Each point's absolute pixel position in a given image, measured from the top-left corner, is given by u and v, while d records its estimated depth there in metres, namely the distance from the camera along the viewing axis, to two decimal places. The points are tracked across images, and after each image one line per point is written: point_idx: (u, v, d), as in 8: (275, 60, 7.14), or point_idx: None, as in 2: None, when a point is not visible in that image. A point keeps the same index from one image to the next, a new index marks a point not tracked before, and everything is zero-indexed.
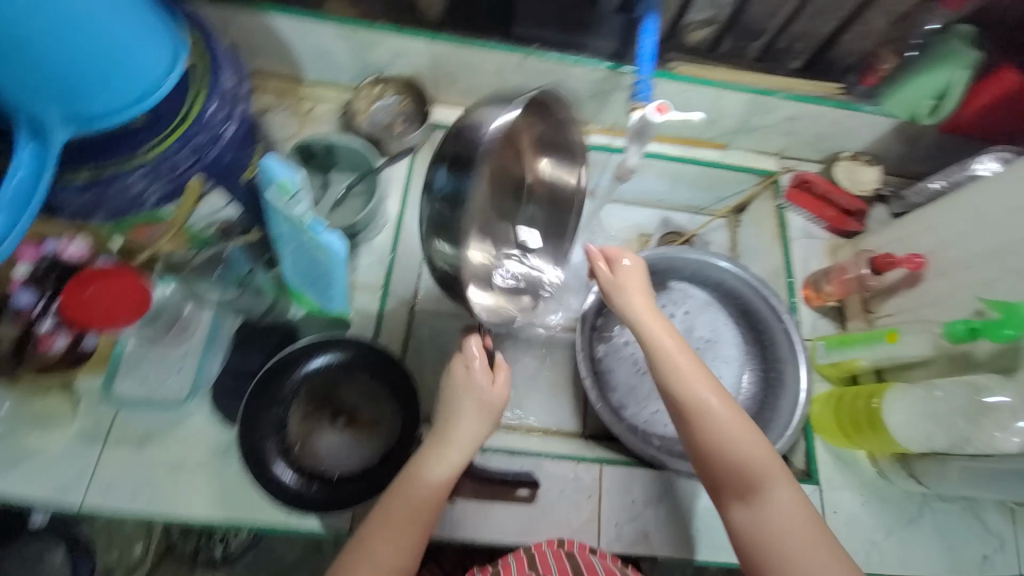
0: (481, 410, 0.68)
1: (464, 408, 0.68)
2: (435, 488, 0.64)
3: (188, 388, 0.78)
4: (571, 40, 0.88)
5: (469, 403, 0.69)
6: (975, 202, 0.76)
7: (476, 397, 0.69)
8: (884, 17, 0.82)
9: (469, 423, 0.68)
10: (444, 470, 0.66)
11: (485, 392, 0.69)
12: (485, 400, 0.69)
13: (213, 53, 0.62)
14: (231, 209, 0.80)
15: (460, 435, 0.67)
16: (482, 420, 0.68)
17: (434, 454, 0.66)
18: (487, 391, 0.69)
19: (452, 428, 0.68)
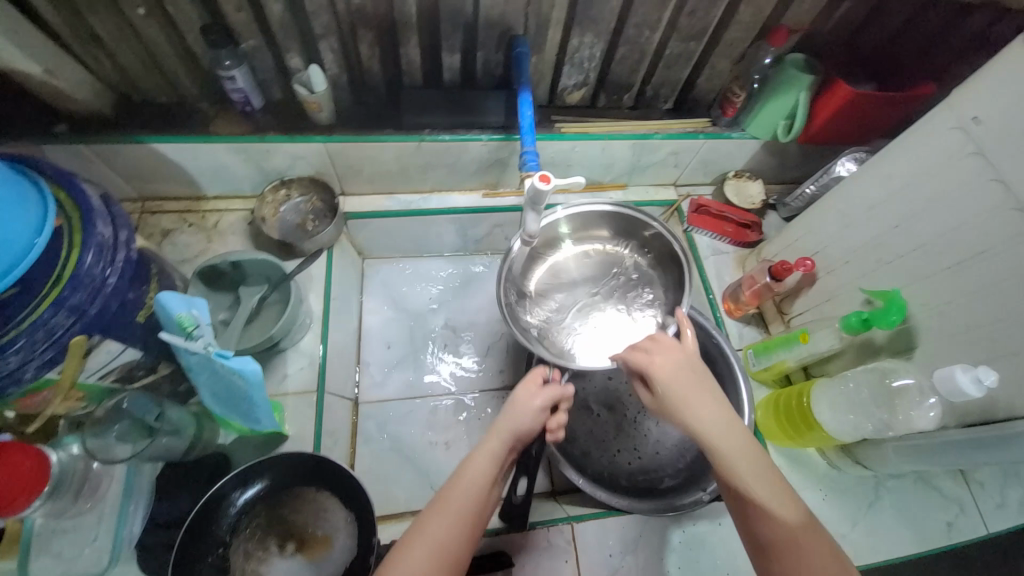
0: (528, 410, 0.66)
1: (510, 410, 0.66)
2: (483, 481, 0.60)
3: (108, 554, 0.72)
4: (460, 119, 0.93)
5: (516, 404, 0.66)
6: (838, 206, 0.86)
7: (526, 398, 0.67)
8: (727, 60, 0.93)
9: (513, 421, 0.65)
10: (490, 465, 0.61)
11: (534, 394, 0.68)
12: (532, 402, 0.67)
13: (84, 207, 0.61)
14: (129, 354, 0.68)
15: (506, 426, 0.64)
16: (529, 419, 0.65)
17: (480, 449, 0.62)
18: (535, 395, 0.67)
19: (498, 425, 0.65)
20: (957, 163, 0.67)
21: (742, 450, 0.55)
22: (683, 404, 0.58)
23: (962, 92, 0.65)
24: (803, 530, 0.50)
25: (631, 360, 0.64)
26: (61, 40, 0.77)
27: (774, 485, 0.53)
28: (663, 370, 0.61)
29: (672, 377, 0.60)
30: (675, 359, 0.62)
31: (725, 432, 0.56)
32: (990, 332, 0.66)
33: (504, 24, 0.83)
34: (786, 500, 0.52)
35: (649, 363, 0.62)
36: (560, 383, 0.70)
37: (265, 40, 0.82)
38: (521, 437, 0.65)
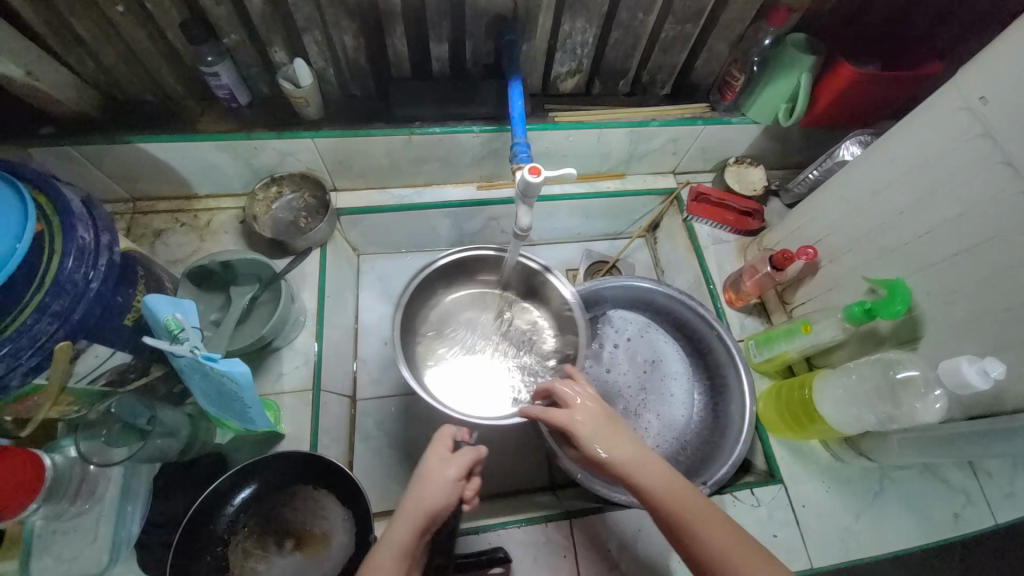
0: (438, 487, 0.58)
1: (418, 489, 0.58)
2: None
3: (107, 554, 0.72)
4: (451, 110, 0.91)
5: (427, 479, 0.59)
6: (841, 192, 0.83)
7: (436, 471, 0.60)
8: (725, 43, 0.90)
9: (422, 502, 0.57)
10: (396, 563, 0.54)
11: (445, 464, 0.60)
12: (444, 476, 0.59)
13: (64, 212, 0.60)
14: (116, 357, 0.69)
15: (415, 507, 0.57)
16: (440, 497, 0.58)
17: (387, 541, 0.55)
18: (447, 465, 0.60)
19: (406, 507, 0.57)
20: (964, 145, 0.64)
21: (665, 492, 0.55)
22: (608, 452, 0.58)
23: (970, 71, 0.62)
24: (737, 547, 0.51)
25: (550, 421, 0.63)
26: (42, 41, 0.76)
27: (700, 512, 0.54)
28: (584, 426, 0.60)
29: (595, 426, 0.60)
30: (591, 410, 0.62)
31: (646, 472, 0.56)
32: (998, 322, 0.64)
33: (493, 11, 0.80)
34: (714, 526, 0.53)
35: (570, 421, 0.61)
36: (473, 448, 0.62)
37: (248, 35, 0.80)
38: (433, 519, 0.57)
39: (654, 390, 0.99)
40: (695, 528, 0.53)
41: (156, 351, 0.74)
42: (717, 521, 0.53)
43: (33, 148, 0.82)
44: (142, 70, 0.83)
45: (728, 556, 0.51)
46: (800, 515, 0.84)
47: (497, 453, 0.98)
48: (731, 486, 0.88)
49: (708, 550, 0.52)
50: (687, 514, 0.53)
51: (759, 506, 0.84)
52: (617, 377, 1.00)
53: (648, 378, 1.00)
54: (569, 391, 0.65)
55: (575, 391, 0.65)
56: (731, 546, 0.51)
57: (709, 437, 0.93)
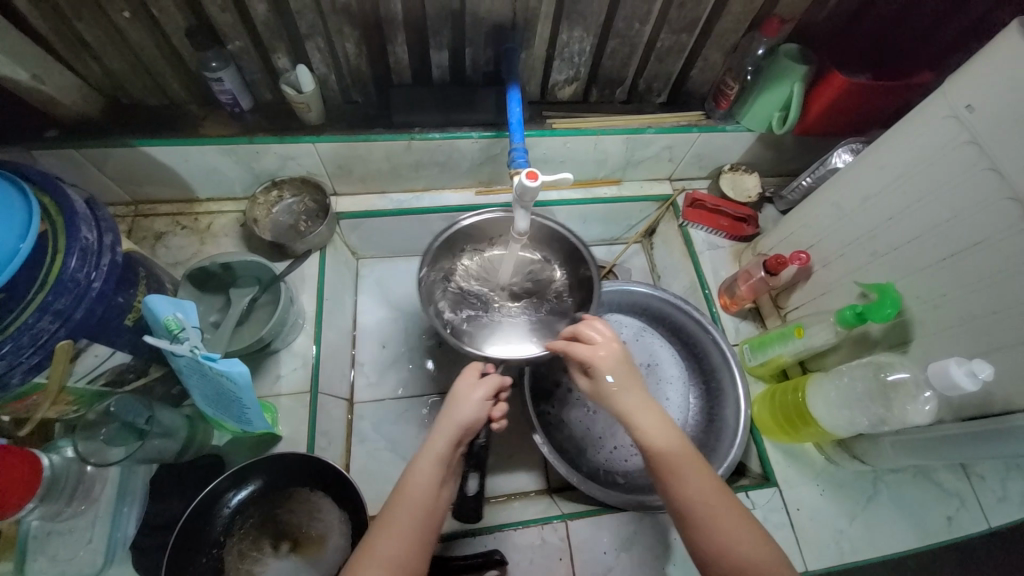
0: (467, 406, 0.65)
1: (451, 407, 0.65)
2: (429, 487, 0.59)
3: (103, 555, 0.72)
4: (450, 117, 0.93)
5: (456, 400, 0.66)
6: (833, 199, 0.84)
7: (466, 393, 0.66)
8: (719, 52, 0.92)
9: (452, 418, 0.64)
10: (433, 469, 0.61)
11: (473, 387, 0.67)
12: (473, 398, 0.66)
13: (69, 213, 0.61)
14: (117, 358, 0.68)
15: (448, 422, 0.64)
16: (468, 416, 0.64)
17: (424, 451, 0.62)
18: (474, 389, 0.66)
19: (440, 424, 0.64)
20: (951, 153, 0.66)
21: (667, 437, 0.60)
22: (620, 394, 0.63)
23: (957, 81, 0.64)
24: (720, 502, 0.56)
25: (573, 354, 0.66)
26: (49, 46, 0.77)
27: (694, 464, 0.58)
28: (606, 362, 0.64)
29: (615, 367, 0.64)
30: (616, 350, 0.66)
31: (652, 422, 0.61)
32: (987, 324, 0.65)
33: (493, 21, 0.82)
34: (704, 479, 0.57)
35: (592, 356, 0.65)
36: (497, 375, 0.69)
37: (252, 42, 0.81)
38: (464, 433, 0.64)
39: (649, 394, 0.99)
40: (687, 475, 0.57)
41: (156, 351, 0.74)
42: (709, 477, 0.58)
43: (37, 151, 0.83)
44: (146, 75, 0.84)
45: (710, 505, 0.56)
46: (795, 518, 0.84)
47: (494, 455, 0.98)
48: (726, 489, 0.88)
49: (693, 500, 0.56)
50: (682, 459, 0.58)
51: (754, 510, 0.84)
52: None
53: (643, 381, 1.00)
54: (596, 330, 0.68)
55: (604, 329, 0.68)
56: (715, 497, 0.56)
57: (703, 441, 0.94)
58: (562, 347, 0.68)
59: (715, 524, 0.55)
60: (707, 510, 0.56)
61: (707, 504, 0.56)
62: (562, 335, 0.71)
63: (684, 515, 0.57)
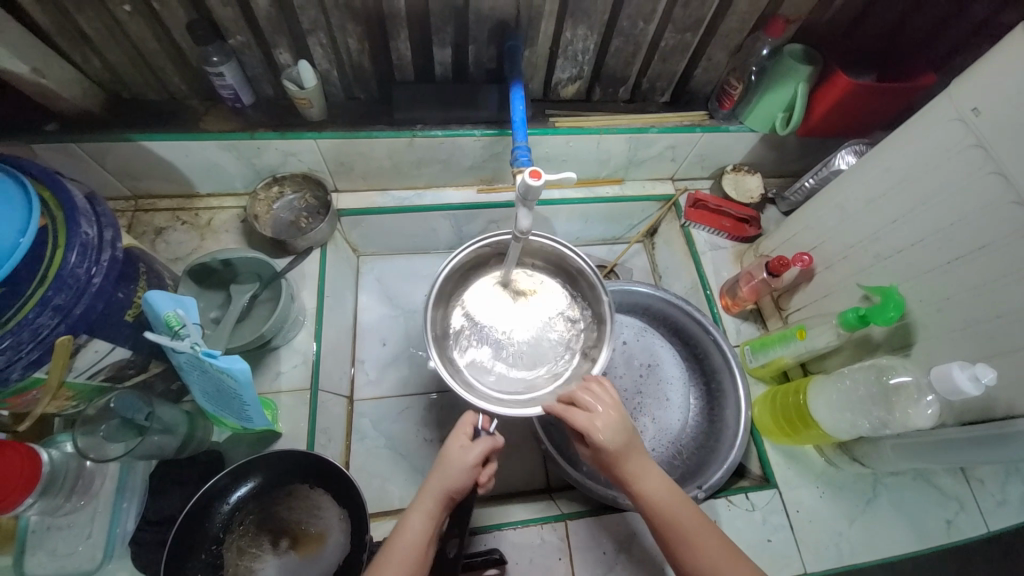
0: (456, 469, 0.63)
1: (440, 468, 0.64)
2: (417, 548, 0.60)
3: (101, 552, 0.72)
4: (453, 114, 0.92)
5: (446, 463, 0.64)
6: (836, 201, 0.84)
7: (456, 456, 0.65)
8: (723, 51, 0.92)
9: (442, 482, 0.63)
10: (424, 531, 0.61)
11: (465, 450, 0.65)
12: (464, 461, 0.64)
13: (69, 207, 0.60)
14: (116, 353, 0.68)
15: (436, 484, 0.63)
16: (456, 480, 0.63)
17: (413, 511, 0.62)
18: (465, 452, 0.64)
19: (429, 485, 0.64)
20: (956, 155, 0.66)
21: (669, 508, 0.63)
22: (622, 462, 0.63)
23: (964, 83, 0.64)
24: (724, 561, 0.60)
25: (570, 421, 0.64)
26: (50, 40, 0.77)
27: (699, 524, 0.62)
28: (604, 432, 0.62)
29: (615, 435, 0.62)
30: (612, 416, 0.63)
31: (655, 487, 0.63)
32: (989, 328, 0.65)
33: (496, 18, 0.82)
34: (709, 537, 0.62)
35: (589, 424, 0.62)
36: (490, 437, 0.66)
37: (254, 36, 0.81)
38: (453, 496, 0.63)
39: (650, 394, 0.99)
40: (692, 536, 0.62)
41: (156, 348, 0.74)
42: (712, 535, 0.62)
43: (37, 145, 0.82)
44: (148, 69, 0.84)
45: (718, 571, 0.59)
46: (794, 520, 0.84)
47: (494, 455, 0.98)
48: (727, 490, 0.88)
49: (700, 560, 0.60)
50: (688, 529, 0.62)
51: (754, 511, 0.84)
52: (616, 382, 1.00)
53: (643, 381, 1.00)
54: (593, 395, 0.65)
55: (600, 393, 0.66)
56: (726, 561, 0.60)
57: (705, 441, 0.94)
58: (559, 412, 0.65)
59: None
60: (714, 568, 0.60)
61: (715, 562, 0.60)
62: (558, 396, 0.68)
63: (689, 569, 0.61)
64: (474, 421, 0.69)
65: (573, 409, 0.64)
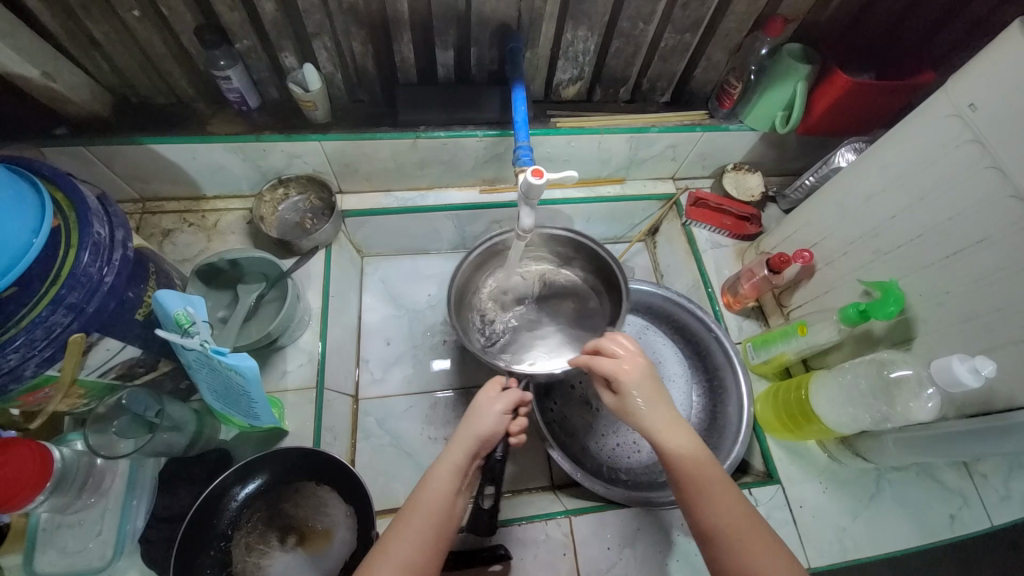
0: (486, 417, 0.66)
1: (471, 418, 0.67)
2: (444, 496, 0.60)
3: (111, 549, 0.73)
4: (455, 115, 0.93)
5: (477, 412, 0.67)
6: (836, 198, 0.85)
7: (485, 406, 0.68)
8: (723, 51, 0.92)
9: (472, 430, 0.65)
10: (452, 478, 0.62)
11: (493, 400, 0.68)
12: (493, 410, 0.67)
13: (81, 208, 0.61)
14: (127, 351, 0.69)
15: (466, 432, 0.65)
16: (486, 427, 0.65)
17: (441, 461, 0.63)
18: (494, 401, 0.68)
19: (459, 435, 0.65)
20: (954, 150, 0.66)
21: (691, 460, 0.60)
22: (644, 409, 0.63)
23: (960, 79, 0.64)
24: (744, 525, 0.56)
25: (597, 368, 0.67)
26: (59, 44, 0.78)
27: (720, 485, 0.58)
28: (629, 377, 0.64)
29: (640, 382, 0.64)
30: (639, 363, 0.66)
31: (680, 439, 0.62)
32: (988, 322, 0.66)
33: (498, 20, 0.83)
34: (731, 499, 0.58)
35: (616, 369, 0.65)
36: (517, 390, 0.70)
37: (259, 40, 0.82)
38: (482, 445, 0.65)
39: None
40: (713, 496, 0.58)
41: (165, 346, 0.75)
42: (733, 498, 0.58)
43: (46, 147, 0.83)
44: (156, 74, 0.85)
45: (738, 534, 0.56)
46: (798, 515, 0.85)
47: None
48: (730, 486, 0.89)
49: (720, 523, 0.56)
50: (711, 484, 0.58)
51: (757, 507, 0.85)
52: None
53: None
54: (618, 345, 0.68)
55: (627, 344, 0.68)
56: (746, 522, 0.56)
57: (707, 438, 0.94)
58: (584, 361, 0.68)
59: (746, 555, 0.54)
60: (734, 532, 0.56)
61: (734, 526, 0.56)
62: (584, 348, 0.71)
63: (708, 533, 0.57)
64: (504, 381, 0.72)
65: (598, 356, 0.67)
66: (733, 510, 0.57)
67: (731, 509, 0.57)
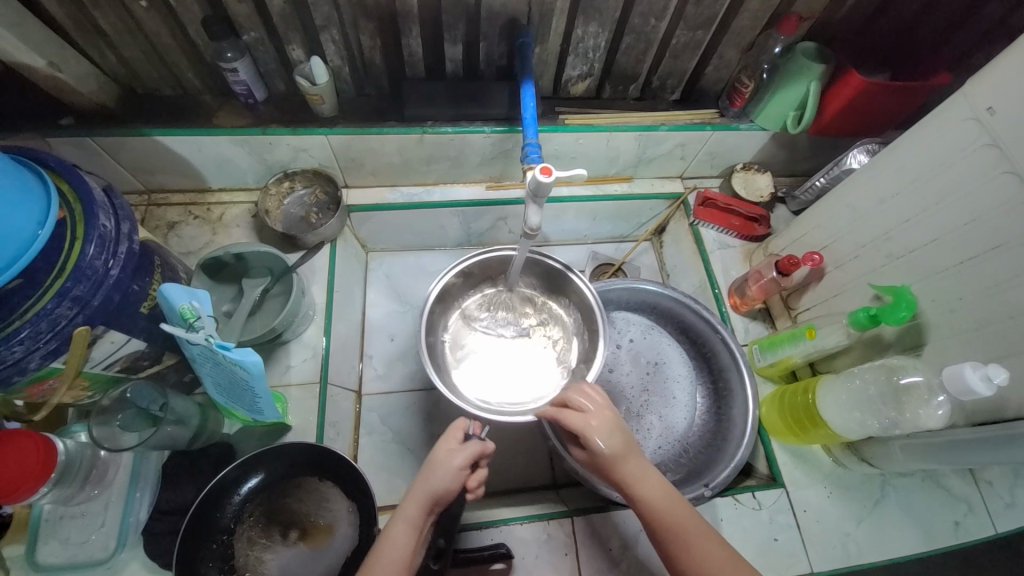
0: (444, 474, 0.63)
1: (426, 473, 0.64)
2: (403, 560, 0.59)
3: (114, 541, 0.73)
4: (463, 111, 0.92)
5: (434, 465, 0.64)
6: (847, 200, 0.84)
7: (443, 460, 0.64)
8: (735, 49, 0.91)
9: (428, 485, 0.63)
10: (410, 539, 0.60)
11: (452, 453, 0.65)
12: (451, 464, 0.64)
13: (87, 200, 0.61)
14: (132, 345, 0.69)
15: (421, 489, 0.63)
16: (444, 484, 0.63)
17: (397, 520, 0.62)
18: (452, 455, 0.65)
19: (415, 490, 0.63)
20: (970, 155, 0.65)
21: (664, 511, 0.60)
22: (616, 461, 0.62)
23: (979, 82, 0.63)
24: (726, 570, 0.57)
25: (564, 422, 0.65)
26: (65, 33, 0.78)
27: (698, 530, 0.59)
28: (599, 432, 0.63)
29: (610, 435, 0.63)
30: (606, 415, 0.65)
31: (654, 489, 0.61)
32: (1002, 329, 0.65)
33: (508, 14, 0.82)
34: (707, 547, 0.58)
35: (585, 425, 0.64)
36: (479, 441, 0.66)
37: (267, 33, 0.82)
38: (439, 500, 0.63)
39: (657, 393, 0.99)
40: (692, 539, 0.59)
41: (170, 340, 0.75)
42: (715, 543, 0.59)
43: (52, 138, 0.83)
44: (162, 65, 0.85)
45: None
46: (801, 519, 0.84)
47: (501, 450, 0.98)
48: (734, 488, 0.88)
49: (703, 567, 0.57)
50: (684, 533, 0.59)
51: (761, 510, 0.84)
52: (620, 378, 1.00)
53: (650, 380, 1.00)
54: (586, 397, 0.66)
55: (594, 394, 0.67)
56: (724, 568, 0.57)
57: (710, 441, 0.93)
58: (551, 414, 0.66)
59: None
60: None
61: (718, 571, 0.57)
62: (552, 399, 0.70)
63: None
64: (466, 426, 0.69)
65: (565, 410, 0.66)
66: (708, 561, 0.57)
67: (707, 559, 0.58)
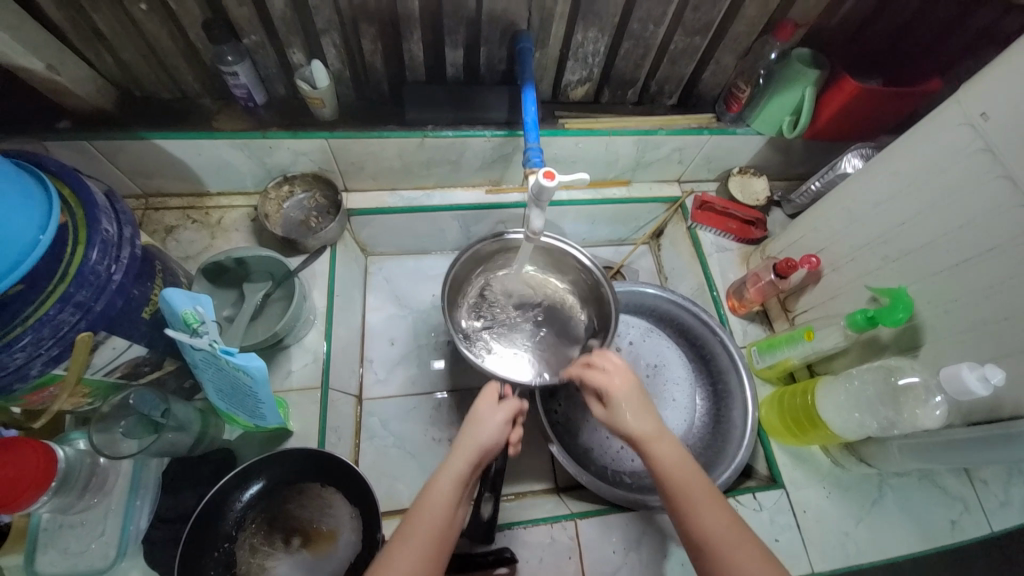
0: (488, 429, 0.66)
1: (471, 430, 0.67)
2: (445, 506, 0.61)
3: (115, 549, 0.72)
4: (463, 115, 0.93)
5: (477, 423, 0.67)
6: (844, 204, 0.85)
7: (486, 417, 0.68)
8: (732, 55, 0.92)
9: (475, 439, 0.65)
10: (452, 490, 0.62)
11: (493, 412, 0.68)
12: (494, 421, 0.67)
13: (89, 204, 0.60)
14: (134, 351, 0.68)
15: (465, 443, 0.65)
16: (487, 439, 0.65)
17: (443, 472, 0.63)
18: (494, 413, 0.68)
19: (460, 445, 0.65)
20: (964, 160, 0.67)
21: (675, 471, 0.62)
22: (635, 424, 0.65)
23: (971, 89, 0.65)
24: (734, 538, 0.57)
25: (588, 381, 0.69)
26: (63, 36, 0.77)
27: (708, 499, 0.60)
28: (620, 392, 0.67)
29: (629, 395, 0.67)
30: (629, 380, 0.68)
31: (669, 451, 0.63)
32: (996, 330, 0.66)
33: (508, 19, 0.82)
34: (716, 506, 0.60)
35: (608, 384, 0.67)
36: (515, 399, 0.71)
37: (268, 36, 0.81)
38: (483, 455, 0.65)
39: (658, 393, 0.99)
40: (702, 508, 0.59)
41: (171, 345, 0.74)
42: (723, 512, 0.59)
43: (49, 141, 0.82)
44: (161, 68, 0.84)
45: (726, 542, 0.57)
46: (802, 520, 0.85)
47: None
48: (734, 490, 0.89)
49: (709, 531, 0.58)
50: (699, 493, 0.60)
51: (761, 511, 0.85)
52: None
53: (651, 381, 1.00)
54: (610, 361, 0.70)
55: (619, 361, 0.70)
56: (731, 530, 0.58)
57: (710, 442, 0.94)
58: (577, 373, 0.70)
59: (732, 561, 0.56)
60: (725, 546, 0.57)
61: (726, 542, 0.57)
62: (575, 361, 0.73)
63: (698, 545, 0.58)
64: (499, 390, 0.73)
65: (589, 370, 0.69)
66: (717, 522, 0.58)
67: (717, 521, 0.58)
